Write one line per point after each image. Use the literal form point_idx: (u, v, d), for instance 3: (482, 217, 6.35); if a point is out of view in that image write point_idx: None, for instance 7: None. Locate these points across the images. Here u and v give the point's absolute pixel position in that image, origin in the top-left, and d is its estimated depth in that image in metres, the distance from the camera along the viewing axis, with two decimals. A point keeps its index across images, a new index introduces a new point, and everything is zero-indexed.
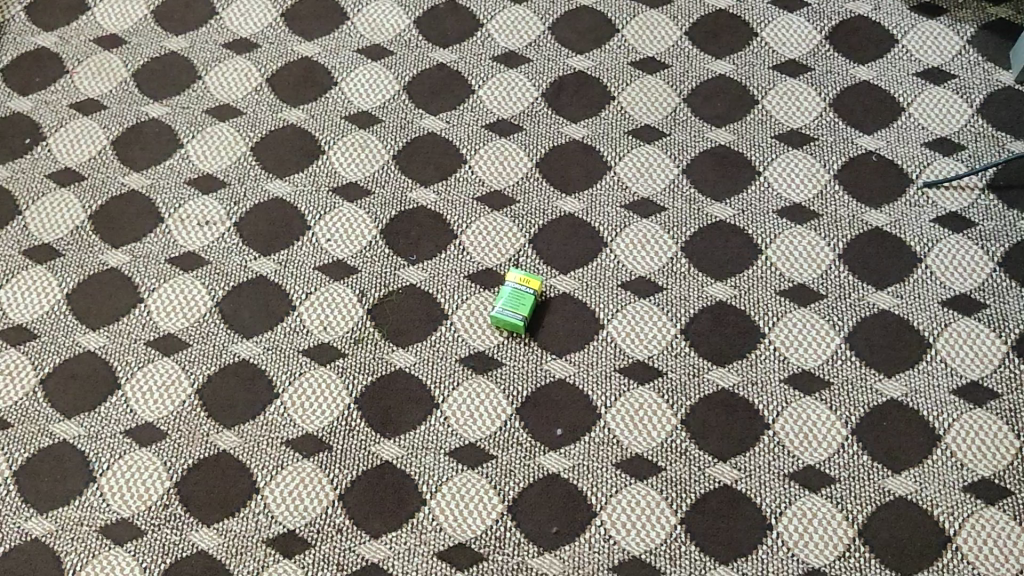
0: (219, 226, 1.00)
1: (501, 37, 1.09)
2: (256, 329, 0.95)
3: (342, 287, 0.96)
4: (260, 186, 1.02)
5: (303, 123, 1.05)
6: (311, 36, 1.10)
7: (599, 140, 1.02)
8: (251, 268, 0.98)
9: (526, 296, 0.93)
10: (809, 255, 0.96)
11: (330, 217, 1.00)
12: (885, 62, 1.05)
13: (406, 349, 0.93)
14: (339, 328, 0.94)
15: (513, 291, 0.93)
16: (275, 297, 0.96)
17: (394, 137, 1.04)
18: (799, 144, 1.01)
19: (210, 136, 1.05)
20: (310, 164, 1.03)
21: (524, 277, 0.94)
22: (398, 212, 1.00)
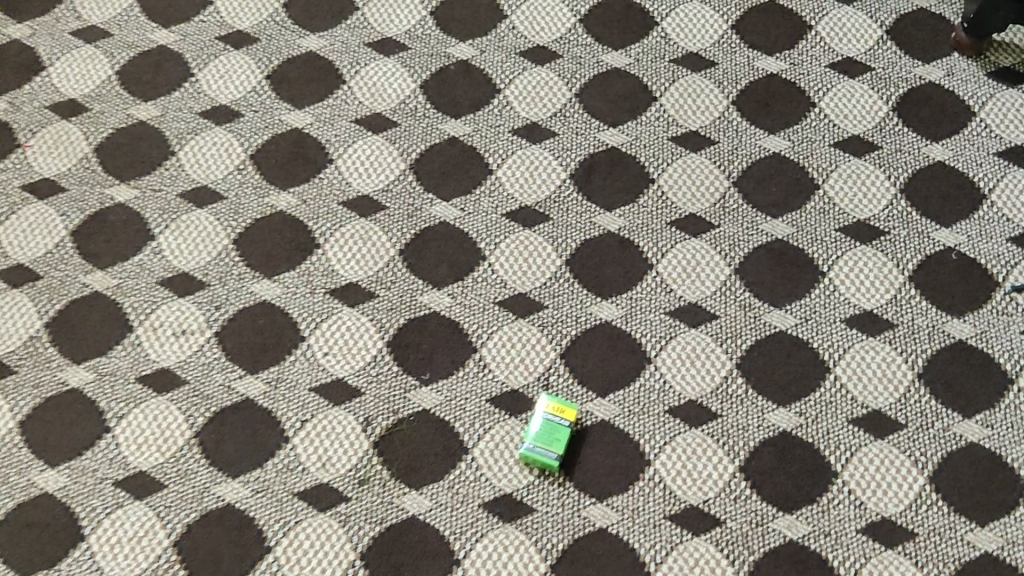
0: (197, 337, 0.86)
1: (521, 106, 0.95)
2: (243, 466, 0.81)
3: (343, 414, 0.82)
4: (246, 287, 0.88)
5: (294, 210, 0.91)
6: (302, 103, 0.96)
7: (639, 231, 0.89)
8: (236, 389, 0.84)
9: (562, 430, 0.79)
10: (885, 375, 0.83)
11: (327, 324, 0.86)
12: (962, 139, 0.93)
13: (420, 492, 0.80)
14: (340, 466, 0.81)
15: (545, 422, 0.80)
16: (264, 426, 0.82)
17: (401, 226, 0.90)
18: (868, 238, 0.89)
19: (185, 226, 0.91)
20: (303, 260, 0.89)
21: (559, 405, 0.81)
22: (408, 319, 0.86)
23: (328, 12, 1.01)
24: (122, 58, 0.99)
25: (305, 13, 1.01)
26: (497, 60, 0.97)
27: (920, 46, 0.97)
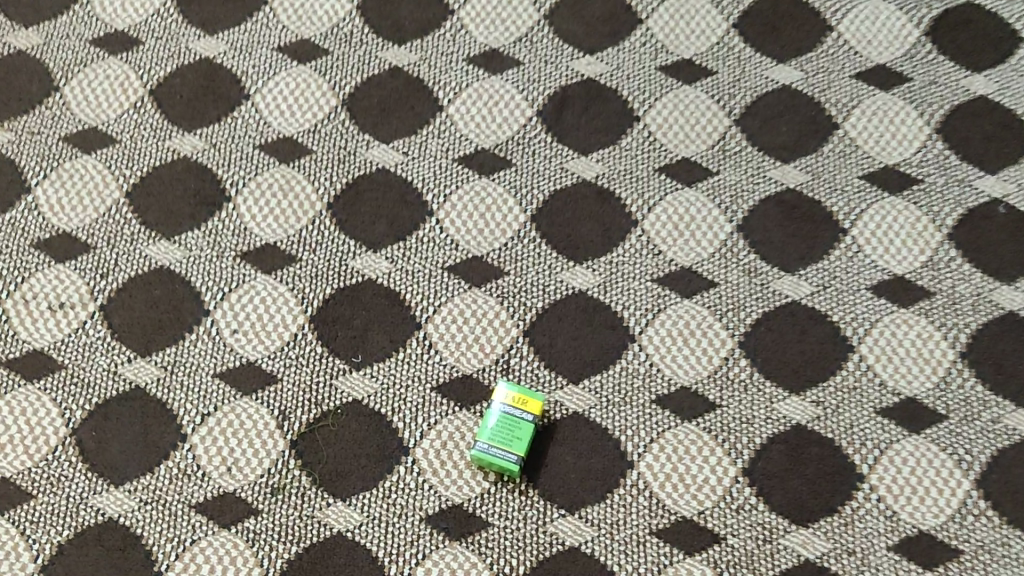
0: (77, 311, 0.70)
1: (479, 31, 0.79)
2: (129, 471, 0.65)
3: (254, 406, 0.67)
4: (139, 251, 0.72)
5: (200, 155, 0.75)
6: (215, 28, 0.80)
7: (620, 180, 0.73)
8: (123, 376, 0.68)
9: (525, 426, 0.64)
10: (920, 355, 0.68)
11: (237, 295, 0.70)
12: (1009, 69, 0.77)
13: (347, 503, 0.64)
14: (249, 470, 0.65)
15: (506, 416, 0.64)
16: (157, 421, 0.67)
17: (330, 175, 0.74)
18: (898, 188, 0.73)
19: (68, 175, 0.74)
20: (209, 217, 0.73)
21: (524, 395, 0.65)
22: (336, 288, 0.70)
23: None
24: None
25: None
26: None
27: None
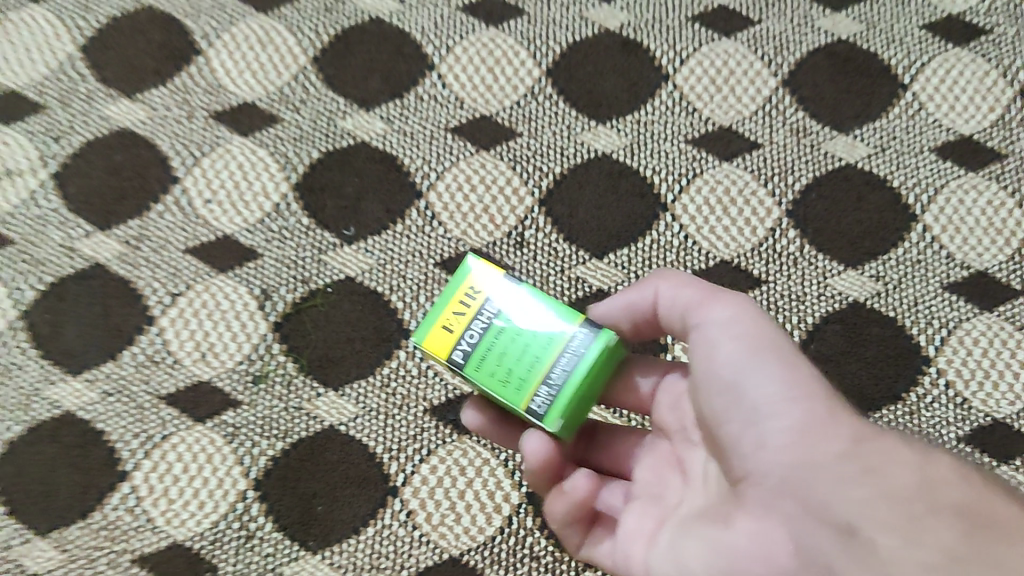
0: (27, 177, 0.61)
1: None
2: (91, 358, 0.57)
3: (230, 284, 0.58)
4: (96, 111, 0.63)
5: (166, 7, 0.66)
6: None
7: (646, 32, 0.65)
8: (79, 252, 0.59)
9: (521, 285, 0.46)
10: (988, 223, 0.58)
11: (210, 160, 0.61)
12: None
13: (340, 394, 0.56)
14: (226, 357, 0.57)
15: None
16: (119, 303, 0.58)
17: (317, 26, 0.65)
18: (960, 40, 0.64)
19: (13, 28, 0.65)
20: (178, 73, 0.64)
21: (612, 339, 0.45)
22: (324, 151, 0.61)
23: None
24: None
25: None
26: None
27: None
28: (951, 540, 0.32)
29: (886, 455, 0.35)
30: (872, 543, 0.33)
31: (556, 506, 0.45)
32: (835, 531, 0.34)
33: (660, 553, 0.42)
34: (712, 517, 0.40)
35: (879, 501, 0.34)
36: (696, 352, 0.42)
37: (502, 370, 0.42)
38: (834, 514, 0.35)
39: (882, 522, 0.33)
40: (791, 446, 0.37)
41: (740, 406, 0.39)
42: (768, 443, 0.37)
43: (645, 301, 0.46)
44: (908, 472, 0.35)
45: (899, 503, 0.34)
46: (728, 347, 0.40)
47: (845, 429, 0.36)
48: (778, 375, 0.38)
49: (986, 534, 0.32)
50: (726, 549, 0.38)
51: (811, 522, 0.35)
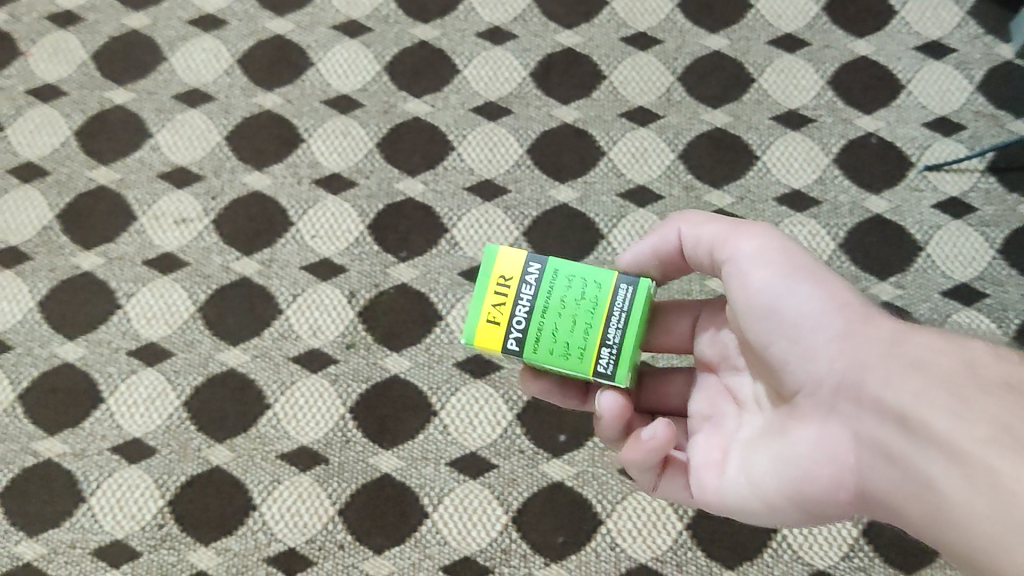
0: (197, 223, 0.96)
1: (485, 12, 1.05)
2: (244, 335, 0.91)
3: (329, 289, 0.93)
4: (238, 179, 0.97)
5: (278, 108, 1.00)
6: (284, 11, 1.05)
7: (592, 124, 0.99)
8: (233, 269, 0.94)
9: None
10: (810, 245, 0.93)
11: (313, 212, 0.96)
12: (886, 35, 1.02)
13: (401, 353, 0.90)
14: (329, 333, 0.91)
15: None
16: (260, 301, 0.92)
17: (377, 122, 1.00)
18: (797, 125, 0.99)
19: (180, 125, 0.99)
20: (289, 153, 0.98)
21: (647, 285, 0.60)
22: (385, 205, 0.96)
23: None
24: None
25: None
26: None
27: None
28: (1000, 376, 0.51)
29: (913, 338, 0.55)
30: (915, 412, 0.51)
31: (634, 455, 0.60)
32: (879, 414, 0.53)
33: (727, 450, 0.62)
34: (772, 430, 0.60)
35: (910, 375, 0.53)
36: (734, 280, 0.60)
37: (560, 346, 0.58)
38: (882, 396, 0.53)
39: (921, 392, 0.52)
40: (837, 355, 0.56)
41: (785, 327, 0.58)
42: (812, 353, 0.57)
43: (670, 242, 0.64)
44: (937, 343, 0.54)
45: (932, 375, 0.52)
46: (765, 276, 0.58)
47: (881, 328, 0.56)
48: (814, 301, 0.57)
49: (1010, 369, 0.51)
50: (790, 449, 0.57)
51: (866, 408, 0.54)
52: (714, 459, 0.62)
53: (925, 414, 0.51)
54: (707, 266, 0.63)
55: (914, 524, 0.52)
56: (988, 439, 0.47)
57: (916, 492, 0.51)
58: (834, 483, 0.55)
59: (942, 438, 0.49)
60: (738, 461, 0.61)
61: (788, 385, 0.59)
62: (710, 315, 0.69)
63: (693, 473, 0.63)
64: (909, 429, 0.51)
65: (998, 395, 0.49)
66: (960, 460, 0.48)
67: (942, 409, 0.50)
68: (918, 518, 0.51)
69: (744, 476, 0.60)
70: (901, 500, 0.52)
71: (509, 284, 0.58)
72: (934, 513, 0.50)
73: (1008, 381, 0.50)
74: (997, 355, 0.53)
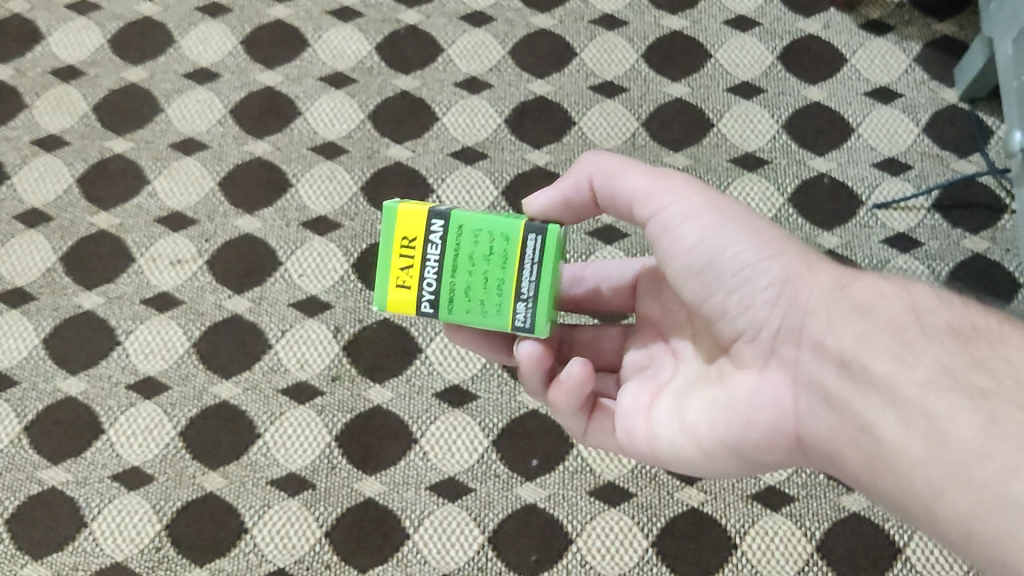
0: (191, 264, 1.02)
1: (462, 64, 1.12)
2: (236, 369, 0.97)
3: (317, 324, 0.99)
4: (231, 222, 1.04)
5: (269, 156, 1.07)
6: (273, 64, 1.12)
7: (563, 167, 1.06)
8: (225, 306, 1.00)
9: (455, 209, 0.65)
10: None
11: (301, 252, 1.02)
12: (836, 82, 1.10)
13: (383, 385, 0.96)
14: (316, 366, 0.97)
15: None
16: (251, 336, 0.98)
17: (361, 167, 1.06)
18: (754, 167, 1.06)
19: (176, 173, 1.06)
20: (278, 198, 1.05)
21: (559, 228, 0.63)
22: (368, 245, 1.02)
23: None
24: (112, 28, 1.14)
25: None
26: (440, 24, 1.14)
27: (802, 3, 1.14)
28: (942, 320, 0.55)
29: (859, 283, 0.59)
30: (857, 353, 0.56)
31: (558, 396, 0.66)
32: (822, 358, 0.58)
33: (670, 398, 0.67)
34: (714, 377, 0.65)
35: (854, 320, 0.57)
36: (659, 233, 0.64)
37: (474, 303, 0.63)
38: (826, 340, 0.58)
39: (864, 337, 0.56)
40: (777, 300, 0.60)
41: (725, 277, 0.61)
42: (753, 302, 0.61)
43: (581, 184, 0.68)
44: (881, 289, 0.58)
45: (876, 318, 0.56)
46: (697, 225, 0.62)
47: (825, 274, 0.60)
48: (756, 249, 0.61)
49: (952, 313, 0.56)
50: (733, 395, 0.62)
51: (808, 350, 0.59)
52: (647, 404, 0.67)
53: (867, 356, 0.55)
54: (621, 210, 0.67)
55: (849, 468, 0.55)
56: (927, 381, 0.52)
57: (853, 436, 0.55)
58: (775, 426, 0.60)
59: (882, 381, 0.53)
60: (677, 407, 0.65)
61: (733, 331, 0.63)
62: (649, 277, 0.77)
63: (624, 418, 0.68)
64: (850, 371, 0.56)
65: (939, 341, 0.53)
66: (899, 402, 0.52)
67: (884, 353, 0.54)
68: (853, 463, 0.55)
69: (682, 423, 0.64)
70: (836, 444, 0.56)
71: (415, 245, 0.63)
72: (868, 456, 0.53)
73: (949, 326, 0.55)
74: (937, 297, 0.57)
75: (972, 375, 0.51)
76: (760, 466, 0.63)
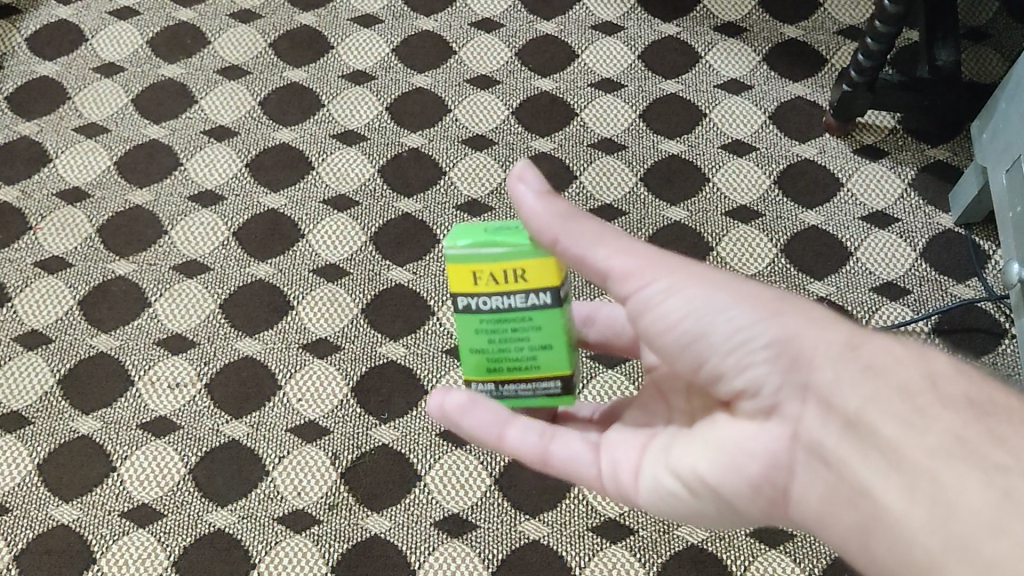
0: (190, 387, 1.01)
1: (464, 186, 1.13)
2: (231, 496, 0.96)
3: (315, 450, 0.98)
4: (231, 345, 1.03)
5: (271, 278, 1.07)
6: (278, 187, 1.13)
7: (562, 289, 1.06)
8: (223, 431, 0.99)
9: None
10: None
11: (300, 375, 1.02)
12: (833, 206, 1.11)
13: (381, 513, 0.95)
14: (314, 493, 0.96)
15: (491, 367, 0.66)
16: (247, 462, 0.97)
17: (362, 289, 1.06)
18: None
19: (177, 294, 1.06)
20: (278, 320, 1.05)
21: None
22: (368, 367, 1.02)
23: (298, 108, 1.19)
24: (119, 150, 1.16)
25: (279, 108, 1.19)
26: (443, 148, 1.16)
27: (797, 128, 1.17)
28: (961, 390, 0.51)
29: (868, 340, 0.54)
30: (860, 416, 0.52)
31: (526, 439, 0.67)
32: (823, 414, 0.54)
33: (659, 445, 0.64)
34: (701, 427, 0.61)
35: (863, 381, 0.52)
36: (643, 307, 0.59)
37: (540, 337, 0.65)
38: (831, 398, 0.53)
39: (874, 400, 0.51)
40: (777, 359, 0.55)
41: (720, 343, 0.57)
42: (750, 363, 0.56)
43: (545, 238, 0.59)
44: (893, 349, 0.53)
45: (885, 383, 0.51)
46: (691, 291, 0.57)
47: (835, 329, 0.54)
48: (751, 311, 0.56)
49: (970, 383, 0.51)
50: (724, 441, 0.59)
51: (811, 408, 0.55)
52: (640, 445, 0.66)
53: (872, 421, 0.51)
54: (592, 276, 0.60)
55: (845, 527, 0.54)
56: (939, 450, 0.48)
57: (849, 497, 0.53)
58: (768, 477, 0.57)
59: (890, 449, 0.50)
60: (668, 452, 0.63)
61: (722, 385, 0.59)
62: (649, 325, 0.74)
63: (613, 454, 0.66)
64: (852, 433, 0.52)
65: (956, 412, 0.49)
66: (905, 469, 0.49)
67: (893, 416, 0.50)
68: (849, 525, 0.53)
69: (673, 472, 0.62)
70: (834, 498, 0.54)
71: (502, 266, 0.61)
72: (866, 518, 0.52)
73: (968, 396, 0.50)
74: (954, 366, 0.52)
75: (990, 452, 0.48)
76: (744, 513, 0.60)
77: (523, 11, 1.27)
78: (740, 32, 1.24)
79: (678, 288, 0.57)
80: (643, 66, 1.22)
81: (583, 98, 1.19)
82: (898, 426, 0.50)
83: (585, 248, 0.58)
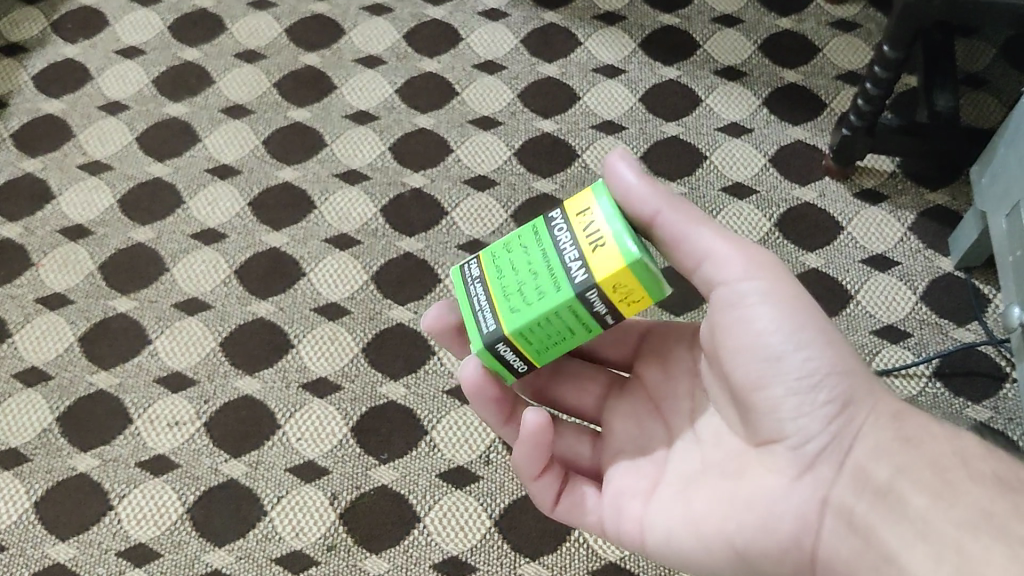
0: (188, 426, 1.01)
1: (465, 226, 1.14)
2: (229, 536, 0.95)
3: (313, 490, 0.97)
4: (230, 383, 1.03)
5: (272, 315, 1.07)
6: (280, 225, 1.14)
7: None
8: (221, 471, 0.98)
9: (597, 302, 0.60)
10: None
11: (300, 415, 1.01)
12: (833, 249, 1.12)
13: (379, 555, 0.94)
14: (312, 534, 0.95)
15: (500, 300, 0.62)
16: (245, 501, 0.97)
17: (363, 328, 1.06)
18: None
19: (178, 332, 1.06)
20: (279, 359, 1.05)
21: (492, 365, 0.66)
22: (368, 407, 1.02)
23: (301, 148, 1.20)
24: (122, 188, 1.16)
25: (282, 147, 1.20)
26: (445, 188, 1.16)
27: (797, 172, 1.17)
28: (991, 468, 0.53)
29: (912, 418, 0.59)
30: (892, 486, 0.55)
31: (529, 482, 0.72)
32: (858, 480, 0.58)
33: (671, 479, 0.65)
34: (723, 471, 0.63)
35: (898, 450, 0.57)
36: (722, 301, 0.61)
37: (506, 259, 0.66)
38: (868, 465, 0.57)
39: (908, 471, 0.55)
40: (831, 415, 0.59)
41: (781, 389, 0.59)
42: (806, 412, 0.59)
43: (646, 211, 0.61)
44: (933, 429, 0.58)
45: (921, 455, 0.55)
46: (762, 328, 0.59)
47: (886, 402, 0.60)
48: (816, 362, 0.59)
49: (1000, 464, 0.54)
50: (753, 494, 0.60)
51: (847, 472, 0.58)
52: (646, 489, 0.66)
53: (903, 491, 0.54)
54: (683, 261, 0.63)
55: None
56: (962, 520, 0.51)
57: (873, 562, 0.55)
58: (794, 538, 0.59)
59: (918, 516, 0.52)
60: (687, 497, 0.63)
61: (764, 430, 0.61)
62: (655, 342, 0.75)
63: (622, 496, 0.67)
64: (883, 501, 0.55)
65: (984, 488, 0.52)
66: (928, 537, 0.51)
67: (926, 488, 0.53)
68: None
69: (688, 521, 0.62)
70: (856, 564, 0.56)
71: None
72: None
73: (999, 474, 0.53)
74: (986, 449, 0.56)
75: (1012, 520, 0.49)
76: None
77: (525, 54, 1.28)
78: (740, 77, 1.25)
79: (762, 304, 0.60)
80: (644, 109, 1.23)
81: (585, 140, 1.20)
82: (931, 496, 0.53)
83: (683, 229, 0.62)
